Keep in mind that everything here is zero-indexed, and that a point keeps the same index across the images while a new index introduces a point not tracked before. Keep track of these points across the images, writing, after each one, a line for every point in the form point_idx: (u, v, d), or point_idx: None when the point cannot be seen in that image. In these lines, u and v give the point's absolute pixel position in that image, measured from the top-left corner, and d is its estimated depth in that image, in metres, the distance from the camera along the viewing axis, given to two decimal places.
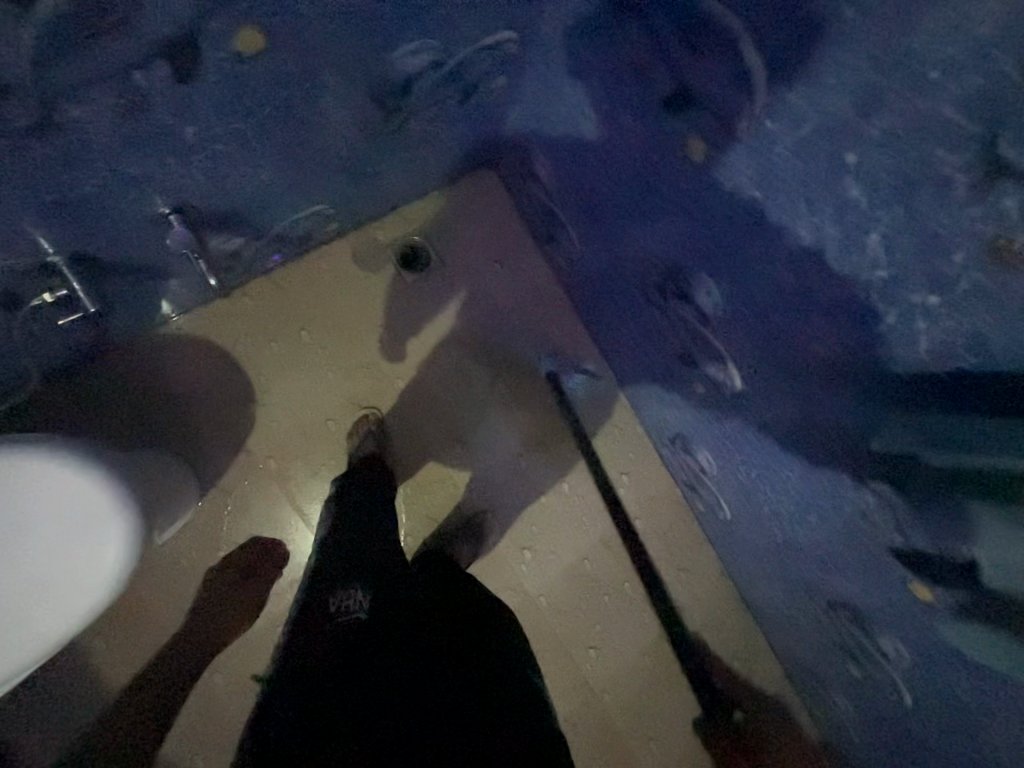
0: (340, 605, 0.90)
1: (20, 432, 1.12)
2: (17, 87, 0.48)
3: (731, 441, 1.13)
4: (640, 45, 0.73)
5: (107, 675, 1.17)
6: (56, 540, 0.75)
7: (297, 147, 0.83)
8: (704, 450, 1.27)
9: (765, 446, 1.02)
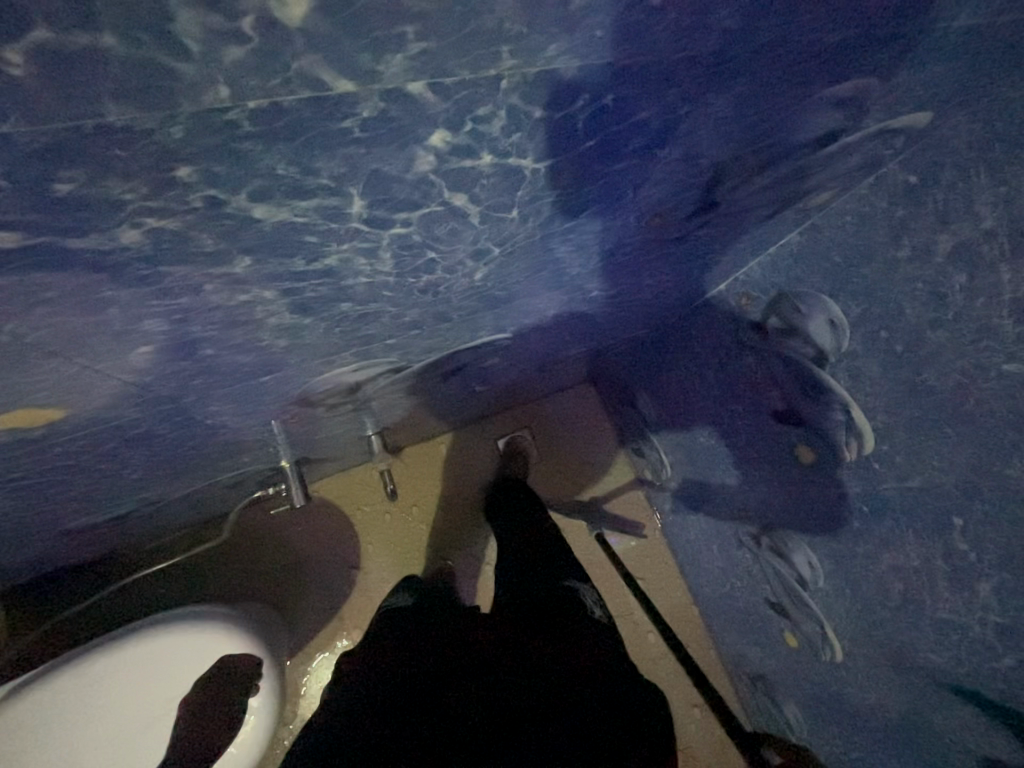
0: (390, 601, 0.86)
1: (142, 576, 1.17)
2: (350, 401, 0.71)
3: (824, 709, 1.06)
4: (755, 373, 0.94)
5: None
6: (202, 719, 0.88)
7: (471, 393, 1.05)
8: (785, 711, 1.21)
9: (866, 731, 0.95)
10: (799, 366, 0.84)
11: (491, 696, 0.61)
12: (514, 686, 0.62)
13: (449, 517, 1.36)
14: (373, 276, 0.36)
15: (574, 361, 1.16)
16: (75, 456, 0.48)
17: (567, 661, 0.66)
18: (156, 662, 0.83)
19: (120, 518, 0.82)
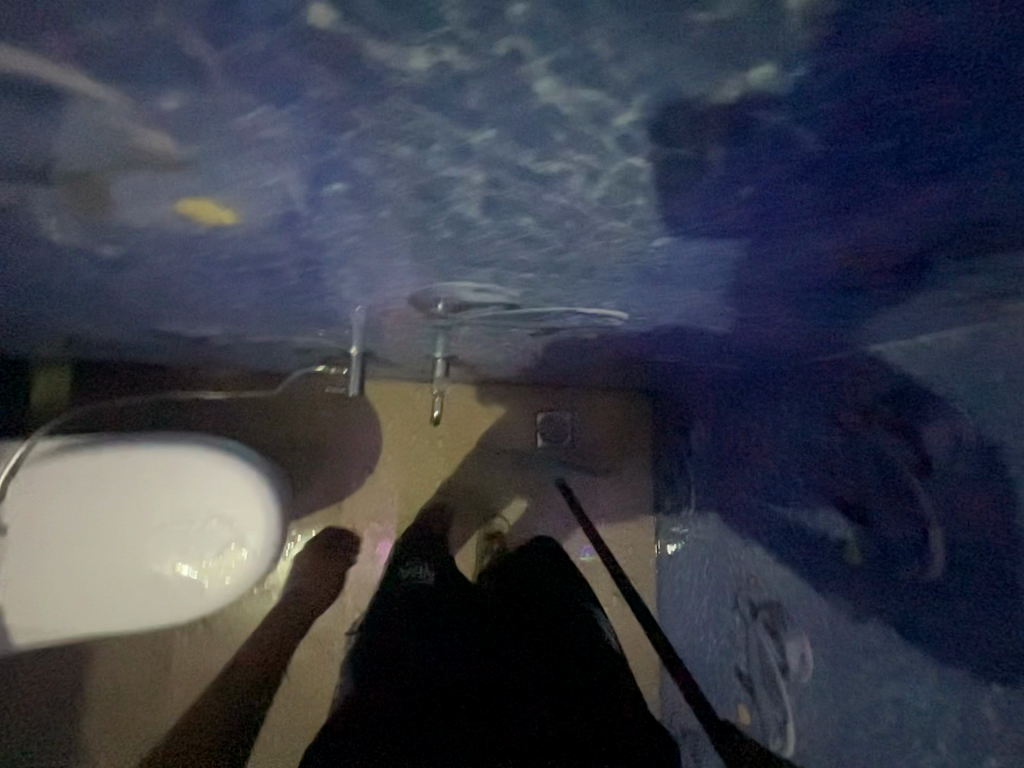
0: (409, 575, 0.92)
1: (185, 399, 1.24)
2: (445, 318, 0.70)
3: None
4: (879, 425, 0.80)
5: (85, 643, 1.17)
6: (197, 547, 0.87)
7: (543, 359, 1.04)
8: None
9: None
10: (952, 438, 0.70)
11: (512, 736, 0.73)
12: (531, 732, 0.73)
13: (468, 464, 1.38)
14: (573, 199, 0.34)
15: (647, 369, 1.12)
16: (199, 263, 0.49)
17: (576, 706, 0.73)
18: (167, 470, 0.86)
19: (195, 340, 0.87)
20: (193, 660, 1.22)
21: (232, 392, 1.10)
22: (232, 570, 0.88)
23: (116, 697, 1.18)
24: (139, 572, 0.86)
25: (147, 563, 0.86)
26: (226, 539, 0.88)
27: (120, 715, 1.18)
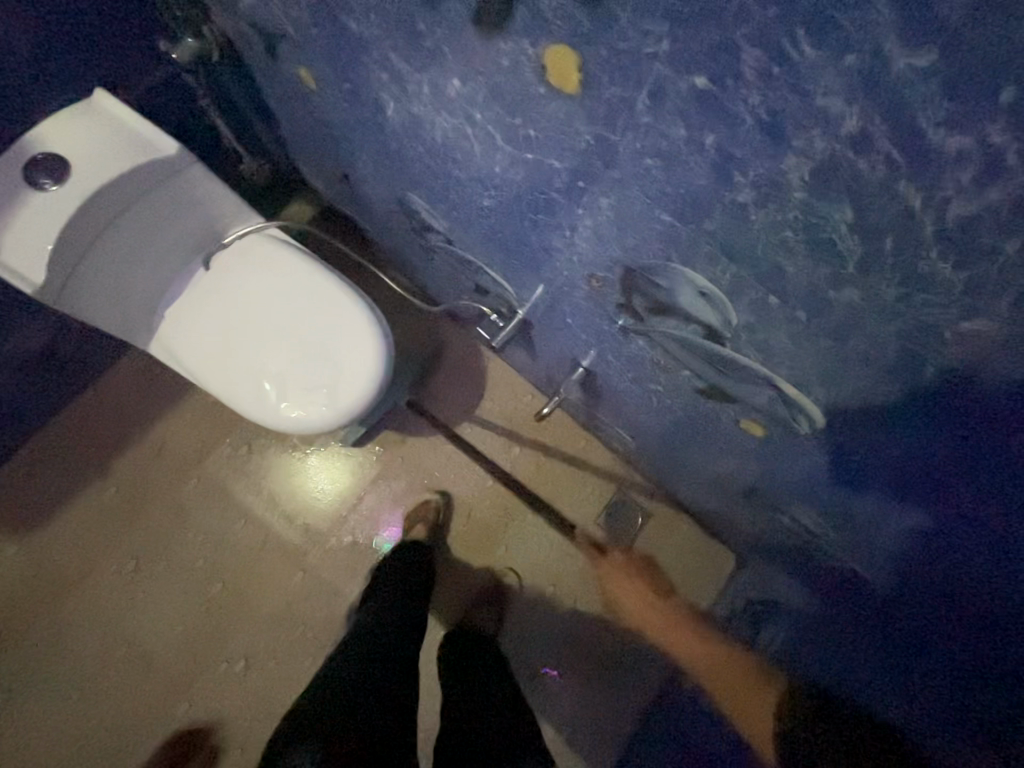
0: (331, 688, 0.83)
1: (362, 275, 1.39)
2: (632, 319, 0.68)
3: None
4: (951, 624, 0.60)
5: (165, 397, 1.30)
6: (302, 369, 0.91)
7: (672, 436, 0.95)
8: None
9: None
10: None
11: None
12: None
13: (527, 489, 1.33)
14: (926, 204, 0.30)
15: (760, 518, 0.97)
16: (499, 135, 0.54)
17: None
18: (332, 298, 0.94)
19: (417, 227, 0.99)
20: (219, 474, 1.30)
21: (403, 291, 1.22)
22: (307, 405, 0.90)
23: (152, 457, 1.29)
24: (249, 354, 0.93)
25: (258, 351, 0.92)
26: (321, 378, 0.91)
27: (144, 473, 1.28)
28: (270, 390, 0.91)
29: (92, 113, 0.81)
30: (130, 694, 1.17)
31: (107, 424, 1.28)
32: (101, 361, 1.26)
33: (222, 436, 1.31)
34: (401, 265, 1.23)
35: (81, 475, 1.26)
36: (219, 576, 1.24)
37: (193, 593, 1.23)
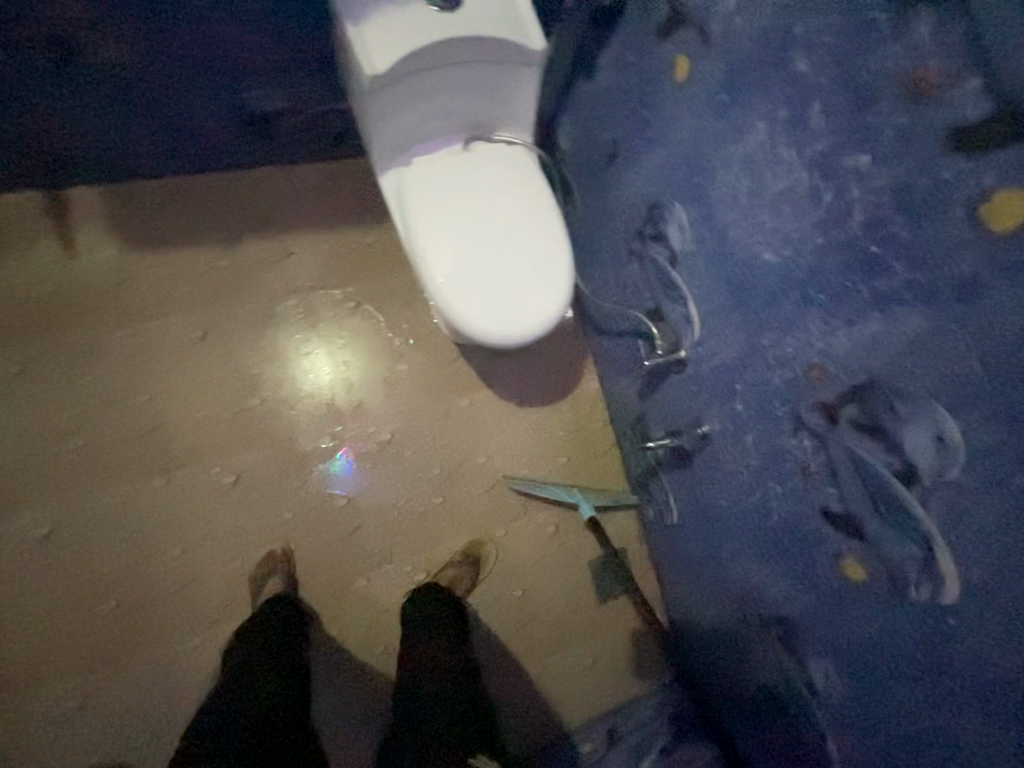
0: None
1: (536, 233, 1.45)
2: (818, 421, 0.73)
3: None
4: None
5: (317, 218, 1.32)
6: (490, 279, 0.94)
7: (736, 533, 1.00)
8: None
9: None
10: None
11: None
12: None
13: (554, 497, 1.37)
14: None
15: (757, 651, 1.00)
16: (856, 222, 0.61)
17: None
18: (547, 239, 0.97)
19: (644, 234, 1.05)
20: (317, 308, 1.30)
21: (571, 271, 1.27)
22: (484, 307, 0.93)
23: (273, 256, 1.29)
24: (459, 233, 0.94)
25: (469, 237, 0.95)
26: (500, 297, 0.94)
27: (258, 265, 1.28)
28: (461, 274, 0.93)
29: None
30: (122, 436, 1.14)
31: (256, 205, 1.29)
32: (291, 155, 1.28)
33: (340, 281, 1.32)
34: (583, 250, 1.29)
35: (204, 229, 1.26)
36: (262, 390, 1.24)
37: (231, 390, 1.22)
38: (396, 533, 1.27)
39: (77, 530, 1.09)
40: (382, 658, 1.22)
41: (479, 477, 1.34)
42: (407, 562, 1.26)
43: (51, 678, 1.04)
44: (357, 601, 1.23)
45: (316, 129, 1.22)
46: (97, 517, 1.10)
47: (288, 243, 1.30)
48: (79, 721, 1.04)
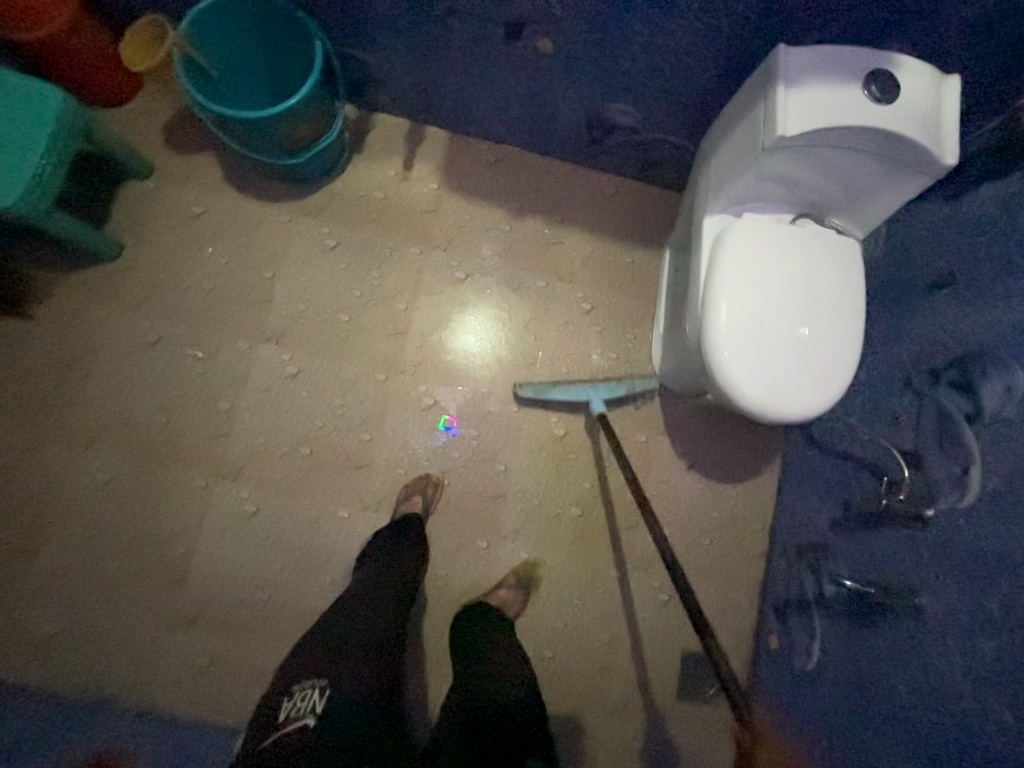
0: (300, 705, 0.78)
1: None
2: None
3: None
4: None
5: (596, 223, 1.42)
6: (771, 348, 0.94)
7: (902, 729, 0.87)
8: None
9: None
10: None
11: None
12: None
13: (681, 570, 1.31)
14: None
15: None
16: None
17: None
18: (839, 336, 0.96)
19: (942, 375, 0.96)
20: (558, 297, 1.41)
21: None
22: (757, 373, 0.93)
23: (545, 237, 1.42)
24: (762, 295, 0.96)
25: (769, 303, 0.96)
26: (774, 368, 0.94)
27: (530, 240, 1.42)
28: (748, 334, 0.94)
29: (937, 75, 0.82)
30: (373, 329, 1.35)
31: (553, 190, 1.42)
32: (604, 162, 1.40)
33: (588, 282, 1.41)
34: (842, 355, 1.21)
35: (505, 193, 1.42)
36: (486, 343, 1.38)
37: (462, 332, 1.38)
38: (528, 519, 1.32)
39: (313, 383, 1.32)
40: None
41: (621, 512, 1.33)
42: (524, 550, 1.31)
43: (245, 481, 1.27)
44: (470, 557, 1.30)
45: (642, 151, 1.32)
46: (329, 378, 1.32)
47: (562, 232, 1.42)
48: (245, 522, 1.26)
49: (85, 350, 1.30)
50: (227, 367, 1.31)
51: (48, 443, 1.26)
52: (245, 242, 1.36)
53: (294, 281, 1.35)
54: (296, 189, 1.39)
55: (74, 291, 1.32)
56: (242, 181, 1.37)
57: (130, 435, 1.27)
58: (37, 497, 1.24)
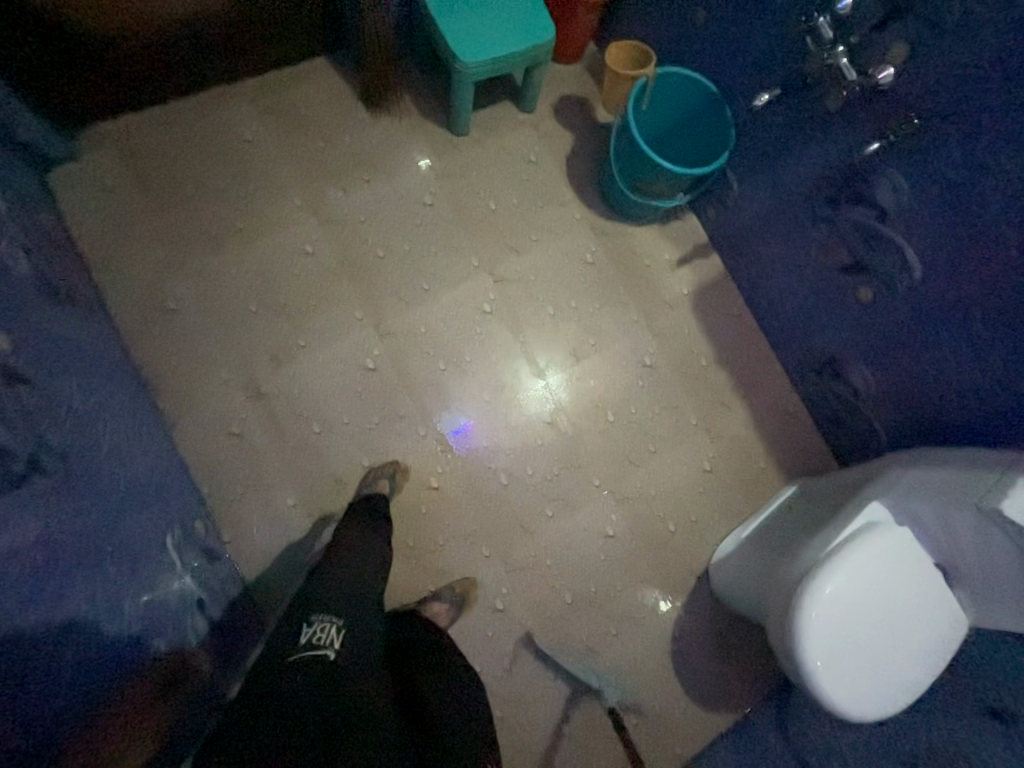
0: (316, 634, 0.86)
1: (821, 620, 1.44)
2: None
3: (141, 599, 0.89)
4: None
5: (762, 420, 1.55)
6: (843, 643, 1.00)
7: None
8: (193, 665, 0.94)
9: (106, 605, 0.82)
10: None
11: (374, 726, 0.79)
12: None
13: (593, 713, 1.32)
14: None
15: None
16: None
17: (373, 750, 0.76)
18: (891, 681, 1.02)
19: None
20: (694, 442, 1.51)
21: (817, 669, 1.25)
22: (823, 647, 0.99)
23: (722, 395, 1.55)
24: (866, 614, 1.01)
25: (864, 623, 1.02)
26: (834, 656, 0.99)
27: (712, 387, 1.55)
28: (832, 638, 0.99)
29: None
30: (557, 335, 1.48)
31: (756, 372, 1.57)
32: (806, 389, 1.54)
33: (722, 453, 1.52)
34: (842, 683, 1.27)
35: (724, 341, 1.58)
36: (620, 421, 1.47)
37: (612, 398, 1.48)
38: (528, 568, 1.35)
39: (489, 329, 1.44)
40: (420, 590, 1.29)
41: (593, 631, 1.36)
42: (506, 586, 1.33)
43: (385, 344, 1.38)
44: (465, 552, 1.33)
45: (840, 411, 1.46)
46: (502, 338, 1.45)
47: (736, 404, 1.55)
48: (354, 370, 1.35)
49: (379, 164, 1.45)
50: (448, 265, 1.45)
51: (295, 193, 1.39)
52: (540, 204, 1.53)
53: (544, 257, 1.51)
54: (603, 206, 1.57)
55: (411, 124, 1.49)
56: (575, 169, 1.57)
57: (348, 241, 1.40)
58: (252, 217, 1.36)
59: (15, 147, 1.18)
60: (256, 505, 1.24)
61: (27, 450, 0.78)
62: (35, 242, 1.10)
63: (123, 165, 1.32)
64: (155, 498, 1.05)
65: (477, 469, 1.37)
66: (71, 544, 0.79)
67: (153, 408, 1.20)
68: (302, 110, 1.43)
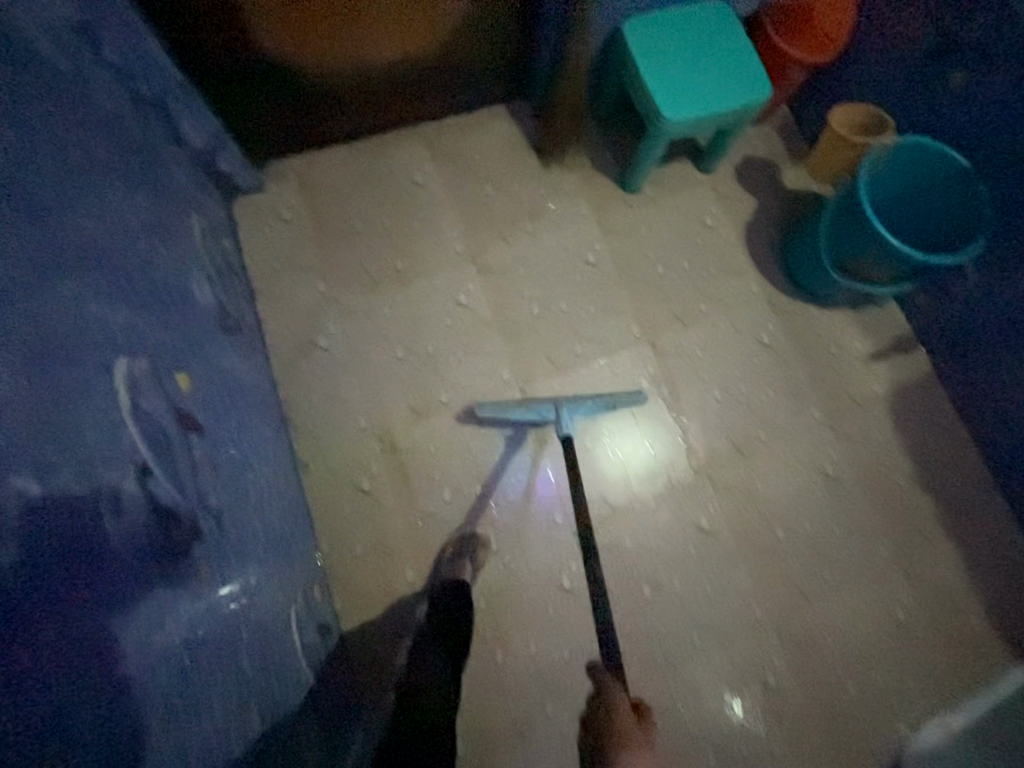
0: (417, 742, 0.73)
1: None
2: None
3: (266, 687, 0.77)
4: None
5: (981, 567, 1.22)
6: None
7: None
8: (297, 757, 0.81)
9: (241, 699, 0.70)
10: None
11: None
12: None
13: None
14: None
15: None
16: None
17: None
18: None
19: None
20: (887, 580, 1.20)
21: None
22: None
23: (926, 525, 1.24)
24: None
25: None
26: None
27: (913, 513, 1.24)
28: None
29: None
30: (722, 424, 1.27)
31: (972, 503, 1.25)
32: None
33: (922, 602, 1.20)
34: None
35: (931, 458, 1.27)
36: (792, 539, 1.21)
37: (784, 507, 1.23)
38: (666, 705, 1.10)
39: (644, 407, 1.27)
40: (539, 713, 1.08)
41: None
42: None
43: None
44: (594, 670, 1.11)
45: None
46: (657, 419, 1.26)
47: (945, 540, 1.23)
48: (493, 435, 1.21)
49: (547, 218, 1.36)
50: (608, 330, 1.30)
51: (459, 240, 1.33)
52: (715, 273, 1.36)
53: (714, 332, 1.32)
54: (789, 282, 1.36)
55: (582, 180, 1.39)
56: (758, 238, 1.39)
57: (504, 293, 1.30)
58: (413, 261, 1.30)
59: (214, 177, 1.21)
60: (373, 573, 1.12)
61: (192, 514, 0.70)
62: (217, 270, 1.09)
63: (302, 199, 1.33)
64: (288, 565, 0.94)
65: (616, 570, 1.16)
66: (213, 634, 0.67)
67: (289, 451, 1.12)
68: (476, 157, 1.38)
